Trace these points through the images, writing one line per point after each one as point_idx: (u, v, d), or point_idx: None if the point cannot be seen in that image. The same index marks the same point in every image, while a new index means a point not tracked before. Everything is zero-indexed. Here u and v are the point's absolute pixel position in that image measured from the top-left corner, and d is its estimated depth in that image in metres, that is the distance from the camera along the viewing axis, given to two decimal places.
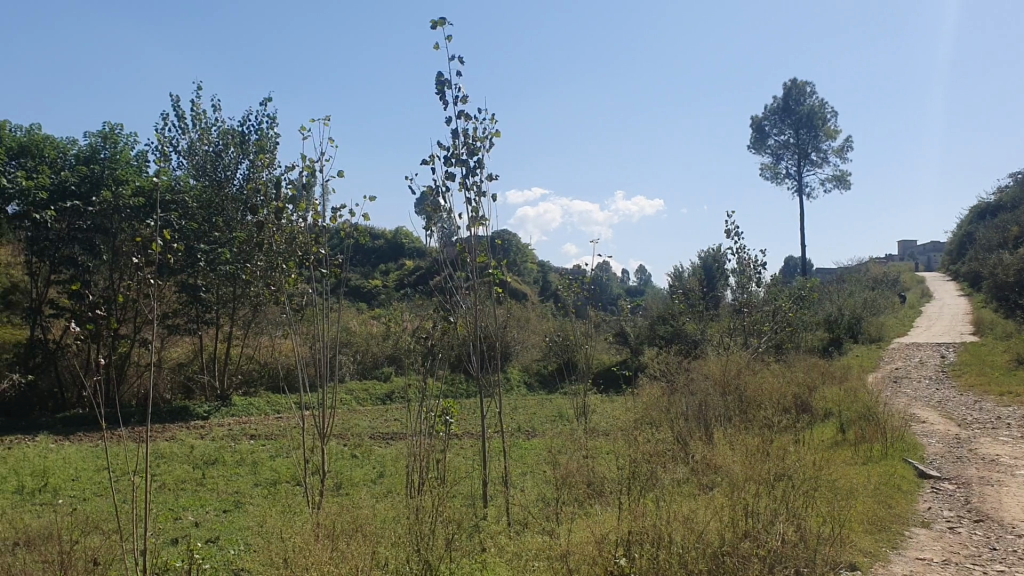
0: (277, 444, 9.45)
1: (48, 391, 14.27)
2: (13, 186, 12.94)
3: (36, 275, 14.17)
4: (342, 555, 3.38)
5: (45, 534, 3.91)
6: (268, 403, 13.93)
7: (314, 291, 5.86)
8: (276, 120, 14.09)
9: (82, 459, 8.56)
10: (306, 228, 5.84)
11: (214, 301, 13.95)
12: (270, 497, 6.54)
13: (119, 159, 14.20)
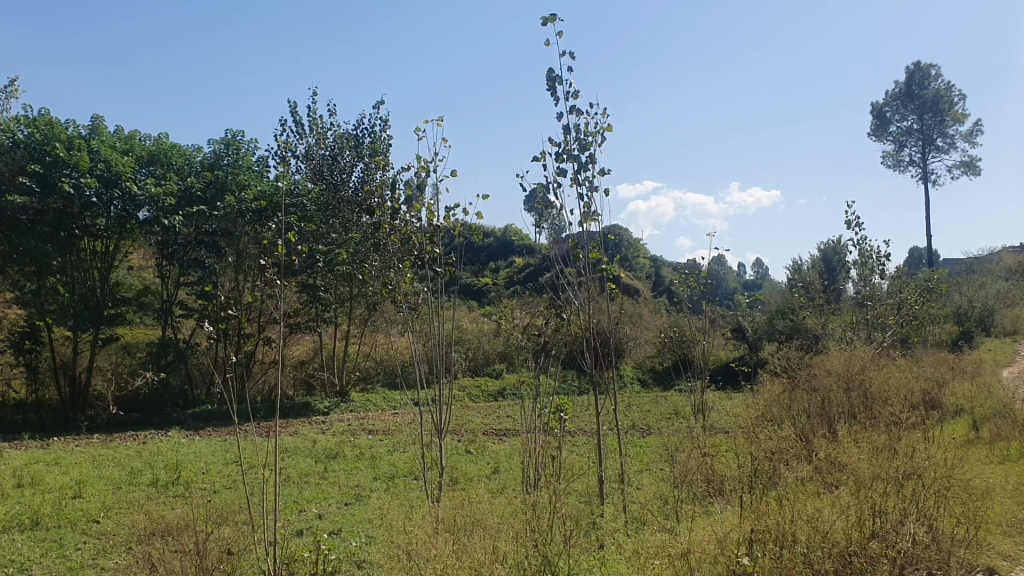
0: (394, 439, 9.65)
1: (178, 388, 14.93)
2: (143, 194, 13.66)
3: (167, 278, 14.84)
4: (463, 549, 3.43)
5: (182, 525, 4.10)
6: (384, 400, 14.24)
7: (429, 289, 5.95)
8: (388, 122, 14.36)
9: (212, 453, 8.93)
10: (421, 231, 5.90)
11: (333, 301, 14.34)
12: (389, 491, 6.68)
13: (241, 164, 14.75)
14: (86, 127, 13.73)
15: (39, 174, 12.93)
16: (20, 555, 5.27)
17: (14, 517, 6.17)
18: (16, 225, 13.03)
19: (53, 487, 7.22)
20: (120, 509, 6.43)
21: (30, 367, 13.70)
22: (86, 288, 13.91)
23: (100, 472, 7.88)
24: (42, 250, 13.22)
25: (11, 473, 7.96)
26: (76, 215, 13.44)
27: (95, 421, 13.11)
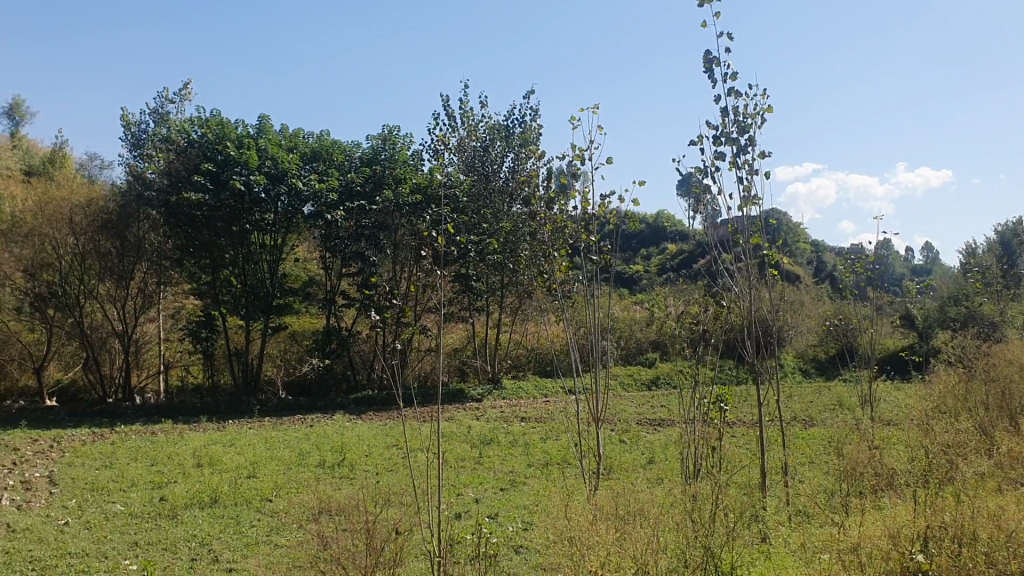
0: (548, 427, 9.73)
1: (340, 374, 15.53)
2: (308, 189, 14.26)
3: (330, 269, 15.43)
4: (623, 540, 3.41)
5: (351, 504, 4.26)
6: (537, 388, 14.37)
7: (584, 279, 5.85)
8: (538, 112, 14.40)
9: (374, 436, 9.26)
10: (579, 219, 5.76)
11: (485, 290, 14.56)
12: (544, 478, 6.74)
13: (398, 158, 15.11)
14: (254, 126, 14.52)
15: (212, 172, 13.88)
16: (200, 530, 5.64)
17: (195, 493, 6.60)
18: (192, 220, 14.01)
19: (230, 467, 7.67)
20: (291, 488, 6.77)
21: (206, 353, 14.87)
22: (256, 280, 14.76)
23: (271, 453, 8.32)
24: (215, 243, 14.26)
25: (191, 453, 8.51)
26: (247, 212, 14.11)
27: (266, 405, 13.82)
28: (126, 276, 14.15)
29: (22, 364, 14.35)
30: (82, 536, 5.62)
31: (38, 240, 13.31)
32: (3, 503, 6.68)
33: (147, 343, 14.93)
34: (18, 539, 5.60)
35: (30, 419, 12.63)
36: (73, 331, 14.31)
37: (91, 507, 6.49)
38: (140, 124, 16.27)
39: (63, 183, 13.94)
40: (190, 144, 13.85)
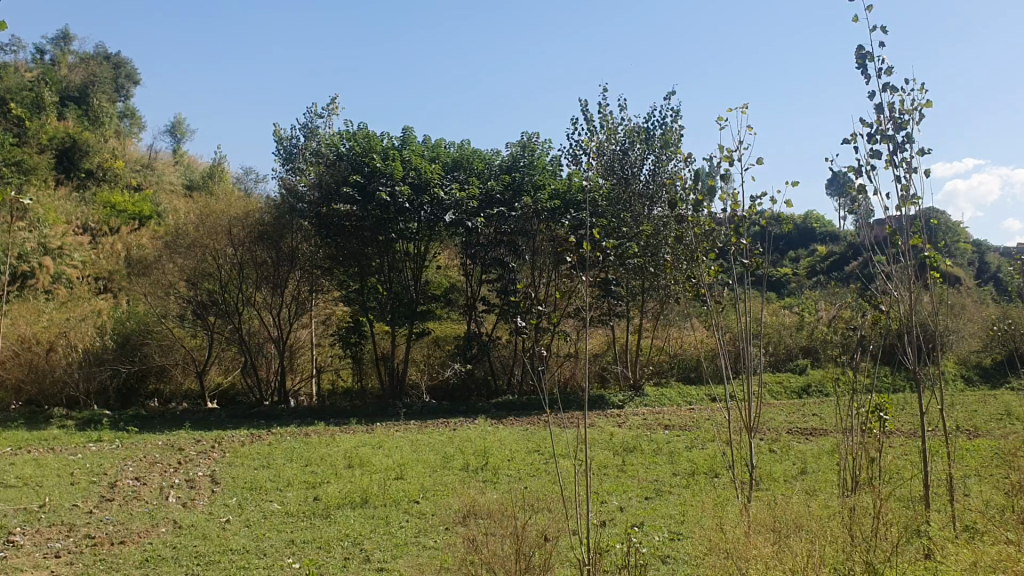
0: (693, 434, 9.55)
1: (482, 379, 15.72)
2: (449, 198, 14.43)
3: (470, 276, 15.59)
4: (780, 552, 3.32)
5: (500, 509, 4.30)
6: (680, 394, 14.15)
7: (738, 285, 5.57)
8: (680, 112, 14.23)
9: (518, 441, 9.33)
10: (729, 220, 5.54)
11: (626, 294, 14.44)
12: (690, 488, 6.62)
13: (537, 165, 15.11)
14: (398, 137, 14.99)
15: (360, 184, 14.39)
16: (353, 530, 5.82)
17: (347, 494, 6.80)
18: (342, 231, 14.47)
19: (379, 469, 7.89)
20: (438, 491, 6.89)
21: (355, 357, 15.38)
22: (400, 286, 15.23)
23: (418, 456, 8.50)
24: (363, 252, 14.77)
25: (343, 455, 8.79)
26: (391, 221, 14.44)
27: (411, 408, 14.13)
28: (280, 285, 14.75)
29: (186, 367, 15.25)
30: (242, 533, 5.89)
31: (200, 252, 14.22)
32: (172, 500, 7.08)
33: (300, 348, 15.51)
34: (186, 535, 5.92)
35: (193, 420, 13.36)
36: (233, 336, 15.06)
37: (251, 505, 6.80)
38: (291, 139, 16.97)
39: (222, 196, 14.70)
40: (339, 157, 14.57)
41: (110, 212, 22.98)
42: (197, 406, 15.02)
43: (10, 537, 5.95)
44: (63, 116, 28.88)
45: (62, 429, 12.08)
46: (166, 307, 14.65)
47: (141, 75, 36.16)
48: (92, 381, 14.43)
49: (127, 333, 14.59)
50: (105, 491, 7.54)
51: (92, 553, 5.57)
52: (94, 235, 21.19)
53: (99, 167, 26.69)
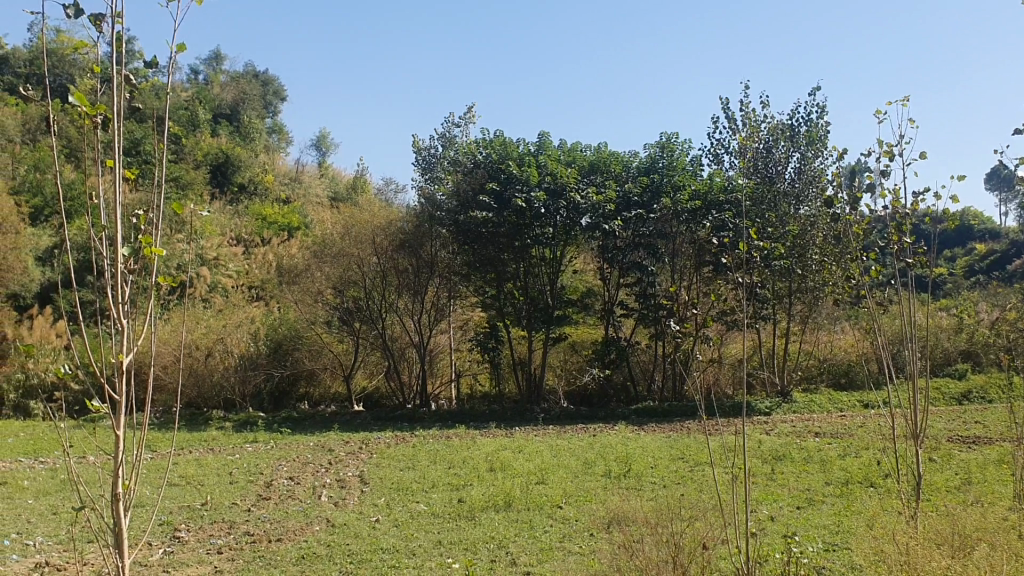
0: (846, 442, 9.22)
1: (621, 385, 15.51)
2: (586, 202, 14.43)
3: (608, 280, 15.50)
4: (960, 564, 3.16)
5: (655, 517, 4.27)
6: (830, 400, 13.65)
7: (897, 282, 4.99)
8: (826, 107, 13.78)
9: (660, 449, 9.23)
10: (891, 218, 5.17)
11: (772, 297, 14.12)
12: (844, 497, 6.38)
13: (676, 166, 14.83)
14: (534, 143, 15.16)
15: (497, 191, 14.72)
16: (498, 533, 5.87)
17: (490, 497, 6.88)
18: (479, 237, 14.80)
19: (521, 472, 7.95)
20: (580, 496, 6.86)
21: (493, 362, 15.47)
22: (536, 291, 15.24)
23: (559, 461, 8.50)
24: (499, 258, 14.95)
25: (484, 458, 8.89)
26: (528, 226, 14.65)
27: (550, 413, 14.17)
28: (421, 290, 15.04)
29: (334, 371, 15.86)
30: (391, 533, 6.03)
31: (346, 260, 14.68)
32: (324, 499, 7.34)
33: (439, 354, 15.84)
34: (338, 533, 6.11)
35: (341, 422, 13.80)
36: (377, 342, 15.44)
37: (398, 505, 6.96)
38: (430, 149, 17.40)
39: (366, 206, 15.20)
40: (476, 165, 14.93)
41: (262, 224, 24.09)
42: (344, 409, 15.56)
43: (175, 533, 6.30)
44: (217, 133, 30.49)
45: (219, 431, 12.69)
46: (314, 314, 15.19)
47: (287, 91, 37.71)
48: (247, 383, 15.34)
49: (279, 339, 15.40)
50: (261, 490, 7.87)
51: (252, 549, 5.82)
52: (247, 246, 22.24)
53: (251, 181, 28.03)
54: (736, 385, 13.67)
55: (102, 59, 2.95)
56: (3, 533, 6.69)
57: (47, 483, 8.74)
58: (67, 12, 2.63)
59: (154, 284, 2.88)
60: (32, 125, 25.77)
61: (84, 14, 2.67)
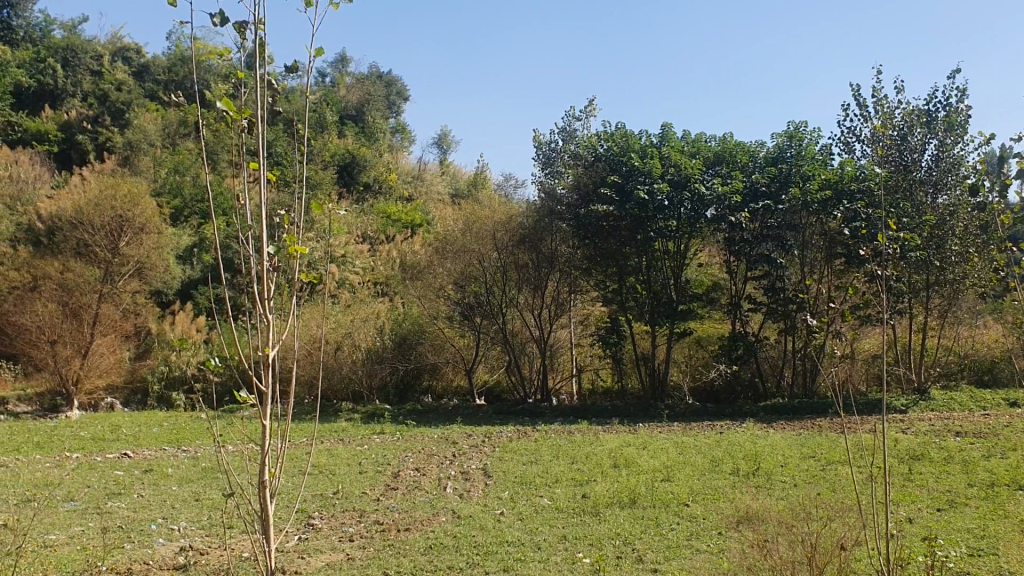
0: (991, 443, 8.76)
1: (748, 382, 15.15)
2: (711, 193, 14.23)
3: (734, 273, 15.17)
4: None
5: (788, 520, 4.15)
6: (972, 399, 12.99)
7: None
8: (967, 91, 13.11)
9: (791, 447, 8.97)
10: None
11: (909, 290, 13.53)
12: (990, 501, 6.07)
13: (805, 155, 14.36)
14: (657, 134, 15.00)
15: (619, 184, 14.62)
16: (623, 530, 5.85)
17: (615, 493, 6.86)
18: (601, 231, 14.72)
19: (646, 469, 7.88)
20: (707, 494, 6.76)
21: (615, 357, 15.44)
22: (660, 284, 15.02)
23: (685, 459, 8.39)
24: (621, 251, 14.80)
25: (608, 454, 8.86)
26: (651, 219, 14.53)
27: (675, 409, 13.99)
28: (541, 285, 15.11)
29: (456, 366, 16.16)
30: (516, 527, 6.08)
31: (468, 256, 15.00)
32: (449, 491, 7.46)
33: (560, 349, 15.89)
34: (465, 525, 6.20)
35: (464, 416, 14.00)
36: (497, 336, 15.64)
37: (522, 499, 7.01)
38: (550, 143, 17.51)
39: (486, 203, 15.37)
40: (598, 158, 14.89)
41: (386, 222, 24.69)
42: (467, 403, 15.80)
43: (310, 520, 6.53)
44: (344, 134, 31.41)
45: (348, 422, 13.08)
46: (436, 309, 15.60)
47: (410, 90, 38.48)
48: (374, 376, 15.86)
49: (404, 333, 15.88)
50: (389, 480, 8.07)
51: (382, 538, 5.97)
52: (373, 243, 22.81)
53: (375, 180, 28.72)
54: (869, 382, 13.19)
55: (236, 64, 3.06)
56: (150, 517, 7.08)
57: (189, 470, 9.20)
58: (212, 21, 2.73)
59: (297, 282, 3.01)
60: (172, 128, 27.10)
61: (228, 22, 2.78)
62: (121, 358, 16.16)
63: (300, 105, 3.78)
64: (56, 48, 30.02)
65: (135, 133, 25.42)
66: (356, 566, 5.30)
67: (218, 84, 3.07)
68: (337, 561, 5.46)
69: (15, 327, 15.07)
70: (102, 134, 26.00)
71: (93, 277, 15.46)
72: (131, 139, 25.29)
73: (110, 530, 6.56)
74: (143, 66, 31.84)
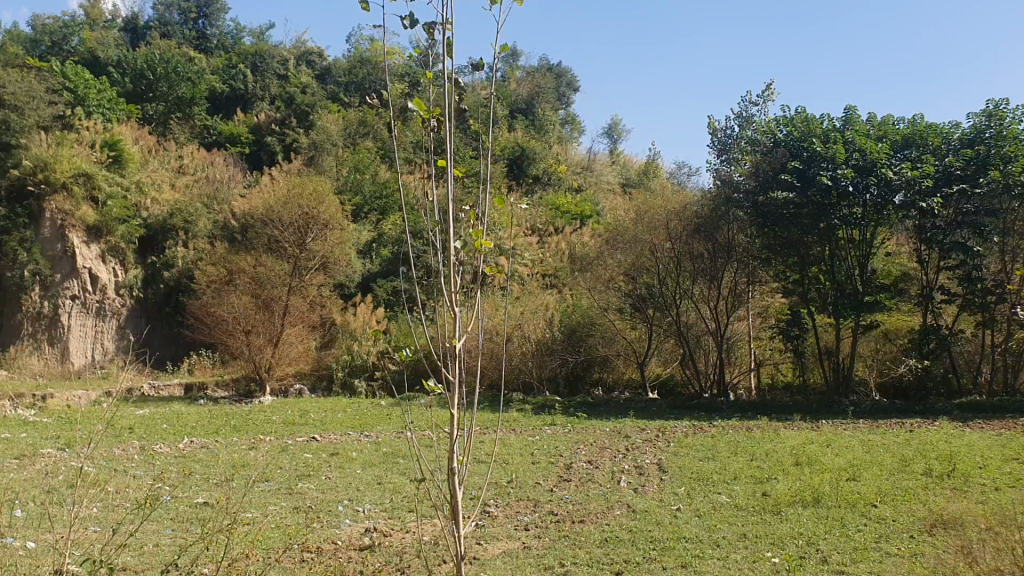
0: None
1: (941, 377, 14.22)
2: (900, 178, 13.53)
3: (926, 262, 14.38)
4: None
5: (997, 529, 3.88)
6: None
7: None
8: None
9: (990, 448, 8.41)
10: None
11: None
12: None
13: (1005, 135, 13.29)
14: (840, 118, 14.41)
15: (800, 170, 14.24)
16: (808, 529, 5.65)
17: (797, 492, 6.63)
18: (781, 219, 14.48)
19: (830, 468, 7.59)
20: (898, 496, 6.43)
21: (796, 351, 15.01)
22: (844, 275, 14.40)
23: (872, 458, 8.02)
24: (803, 240, 14.41)
25: (789, 452, 8.56)
26: (834, 206, 14.09)
27: (860, 406, 13.38)
28: (716, 276, 14.78)
29: (628, 358, 16.09)
30: (694, 523, 6.00)
31: (640, 245, 15.00)
32: (623, 485, 7.43)
33: (737, 342, 15.53)
34: (640, 519, 6.16)
35: (637, 409, 13.95)
36: (671, 328, 15.44)
37: (699, 495, 6.90)
38: (726, 129, 17.17)
39: (659, 192, 15.23)
40: (777, 144, 14.53)
41: (556, 213, 24.84)
42: (639, 396, 15.69)
43: (486, 508, 6.67)
44: (514, 128, 31.84)
45: (521, 412, 13.28)
46: (607, 300, 15.67)
47: (580, 81, 38.46)
48: (544, 367, 16.08)
49: (574, 325, 15.98)
50: (563, 471, 8.14)
51: (557, 529, 6.02)
52: (543, 235, 23.01)
53: (545, 172, 28.94)
54: None
55: (412, 61, 3.15)
56: (338, 498, 7.43)
57: (372, 455, 9.61)
58: (402, 23, 2.81)
59: (487, 275, 3.05)
60: (352, 128, 28.24)
61: (417, 23, 2.86)
62: (309, 347, 17.00)
63: (483, 104, 3.88)
64: (246, 54, 31.85)
65: (319, 134, 26.72)
66: (533, 555, 5.38)
67: (396, 84, 3.18)
68: (514, 549, 5.54)
69: (213, 318, 16.08)
70: (288, 136, 27.45)
71: (282, 271, 16.31)
72: (315, 140, 26.60)
73: (302, 510, 6.91)
74: (325, 69, 33.28)
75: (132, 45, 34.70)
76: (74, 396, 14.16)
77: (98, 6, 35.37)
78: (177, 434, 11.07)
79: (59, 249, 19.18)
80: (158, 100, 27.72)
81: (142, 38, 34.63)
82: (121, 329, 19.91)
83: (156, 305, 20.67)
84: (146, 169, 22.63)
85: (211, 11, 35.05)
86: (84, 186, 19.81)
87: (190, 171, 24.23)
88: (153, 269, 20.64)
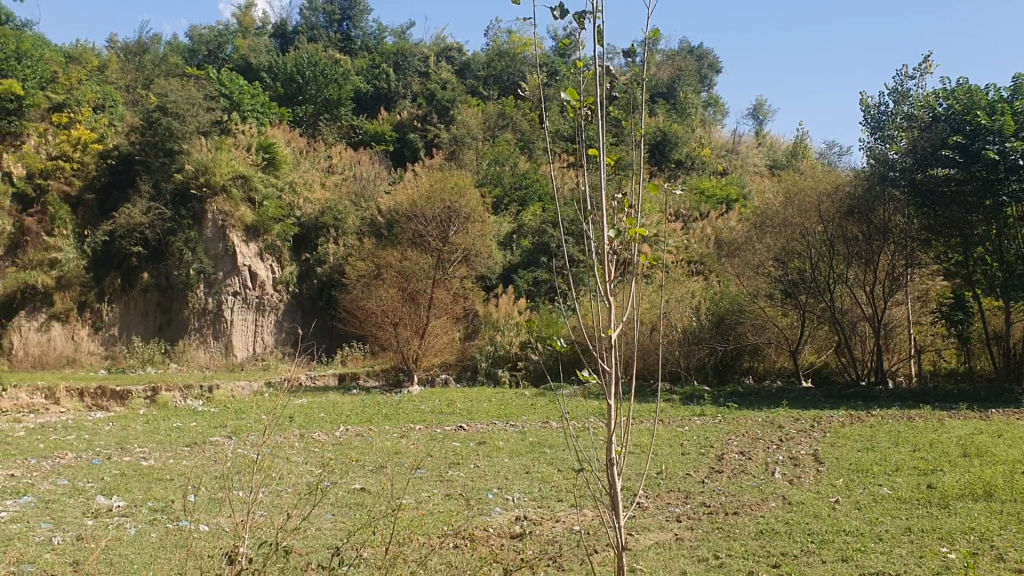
0: None
1: None
2: None
3: None
4: None
5: None
6: None
7: None
8: None
9: None
10: None
11: None
12: None
13: None
14: (1008, 88, 13.49)
15: (963, 145, 13.32)
16: (979, 524, 5.34)
17: (966, 485, 6.27)
18: (941, 199, 13.58)
19: (1002, 460, 7.14)
20: None
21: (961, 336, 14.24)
22: (1014, 256, 13.34)
23: None
24: (967, 219, 13.42)
25: (957, 443, 8.10)
26: (1001, 181, 12.90)
27: None
28: (873, 259, 14.24)
29: (779, 346, 15.67)
30: (854, 515, 5.78)
31: (791, 229, 14.68)
32: (778, 476, 7.23)
33: (896, 328, 14.92)
34: (797, 511, 5.99)
35: (790, 399, 13.56)
36: (824, 314, 14.95)
37: (859, 487, 6.64)
38: (879, 104, 16.38)
39: (809, 173, 14.94)
40: (937, 118, 13.78)
41: (701, 198, 24.32)
42: (792, 384, 15.22)
43: (638, 499, 6.61)
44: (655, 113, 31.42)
45: (669, 403, 13.13)
46: (757, 286, 15.37)
47: (722, 62, 37.52)
48: (692, 357, 15.81)
49: (722, 312, 15.67)
50: (714, 462, 7.99)
51: (710, 520, 5.92)
52: (687, 221, 22.60)
53: (688, 157, 28.40)
54: None
55: (555, 56, 3.16)
56: (488, 487, 7.55)
57: (519, 444, 9.71)
58: (553, 14, 2.85)
59: (637, 265, 3.00)
60: (492, 121, 28.56)
61: (567, 13, 2.88)
62: (452, 338, 17.32)
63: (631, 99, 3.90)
64: (388, 54, 32.65)
65: (460, 129, 27.15)
66: (686, 546, 5.30)
67: (538, 76, 3.17)
68: (667, 540, 5.49)
69: (364, 312, 16.65)
70: (430, 132, 28.03)
71: (427, 265, 16.69)
72: (456, 134, 27.06)
73: (455, 497, 7.07)
74: (464, 64, 33.71)
75: (281, 49, 36.15)
76: (238, 386, 14.93)
77: (249, 14, 37.03)
78: (333, 423, 11.52)
79: (222, 248, 20.31)
80: (307, 102, 28.81)
81: (291, 43, 36.05)
82: (278, 323, 20.75)
83: (311, 299, 21.42)
84: (298, 169, 23.59)
85: (354, 13, 36.15)
86: (242, 187, 20.84)
87: (339, 170, 25.05)
88: (307, 266, 21.54)
